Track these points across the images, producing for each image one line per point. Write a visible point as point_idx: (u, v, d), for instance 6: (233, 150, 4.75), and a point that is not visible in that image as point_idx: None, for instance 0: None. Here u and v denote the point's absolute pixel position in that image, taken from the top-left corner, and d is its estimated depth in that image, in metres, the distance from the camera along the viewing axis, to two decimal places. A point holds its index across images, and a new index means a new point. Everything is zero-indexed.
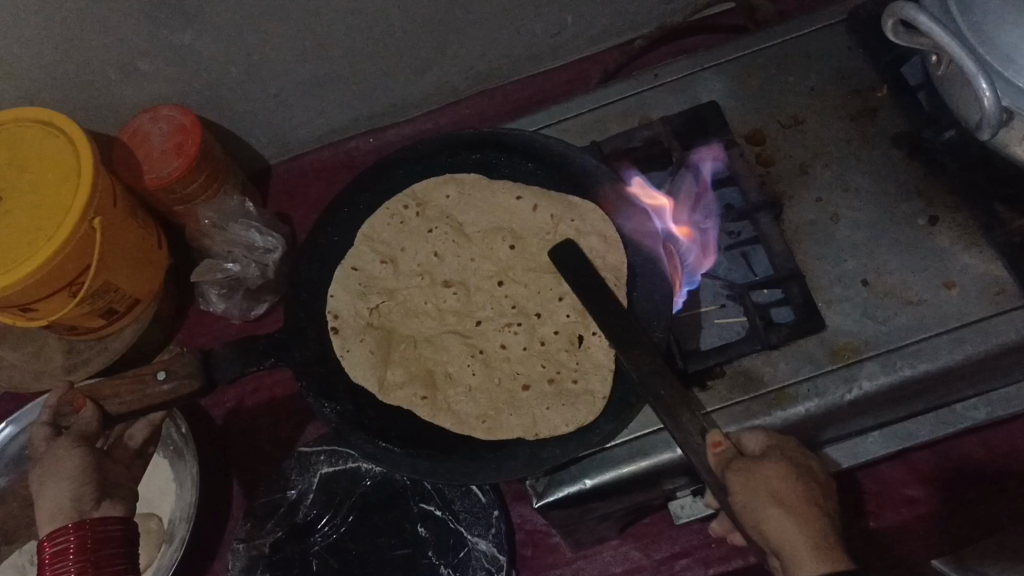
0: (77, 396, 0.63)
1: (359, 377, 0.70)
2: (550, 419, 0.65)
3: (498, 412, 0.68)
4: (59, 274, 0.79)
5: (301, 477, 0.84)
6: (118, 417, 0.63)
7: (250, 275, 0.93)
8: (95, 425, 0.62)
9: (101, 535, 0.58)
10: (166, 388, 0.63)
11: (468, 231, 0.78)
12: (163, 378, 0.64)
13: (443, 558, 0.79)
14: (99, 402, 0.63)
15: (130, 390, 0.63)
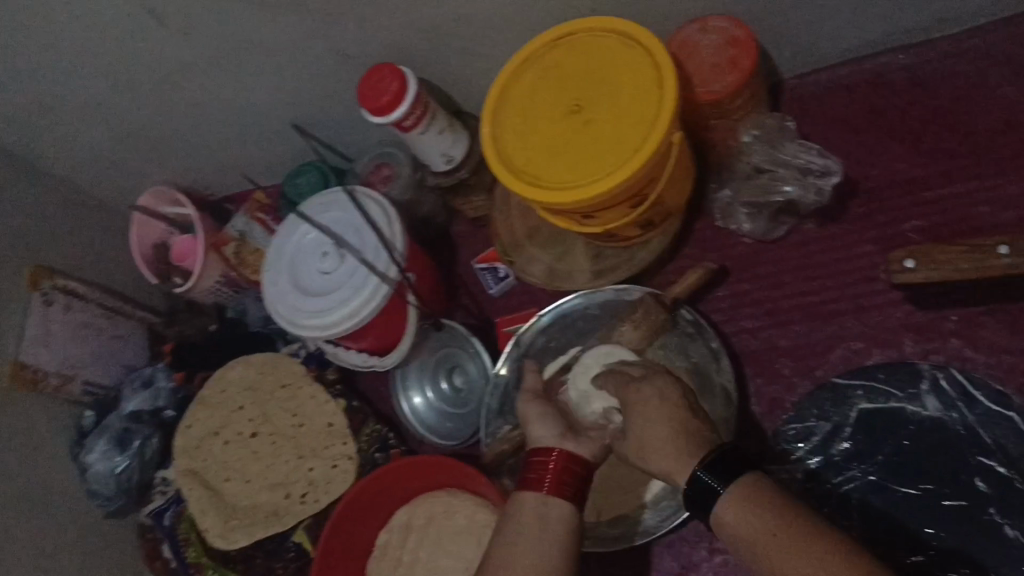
0: (915, 251, 0.68)
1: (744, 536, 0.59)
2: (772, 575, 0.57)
3: (811, 525, 0.57)
4: (635, 185, 0.81)
5: (838, 409, 0.84)
6: (945, 279, 0.67)
7: (807, 198, 0.87)
8: (917, 280, 0.68)
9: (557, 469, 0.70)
10: (916, 273, 0.68)
11: (241, 407, 1.06)
12: (911, 264, 0.68)
13: (1009, 518, 0.75)
14: (941, 261, 0.67)
15: (968, 260, 0.67)
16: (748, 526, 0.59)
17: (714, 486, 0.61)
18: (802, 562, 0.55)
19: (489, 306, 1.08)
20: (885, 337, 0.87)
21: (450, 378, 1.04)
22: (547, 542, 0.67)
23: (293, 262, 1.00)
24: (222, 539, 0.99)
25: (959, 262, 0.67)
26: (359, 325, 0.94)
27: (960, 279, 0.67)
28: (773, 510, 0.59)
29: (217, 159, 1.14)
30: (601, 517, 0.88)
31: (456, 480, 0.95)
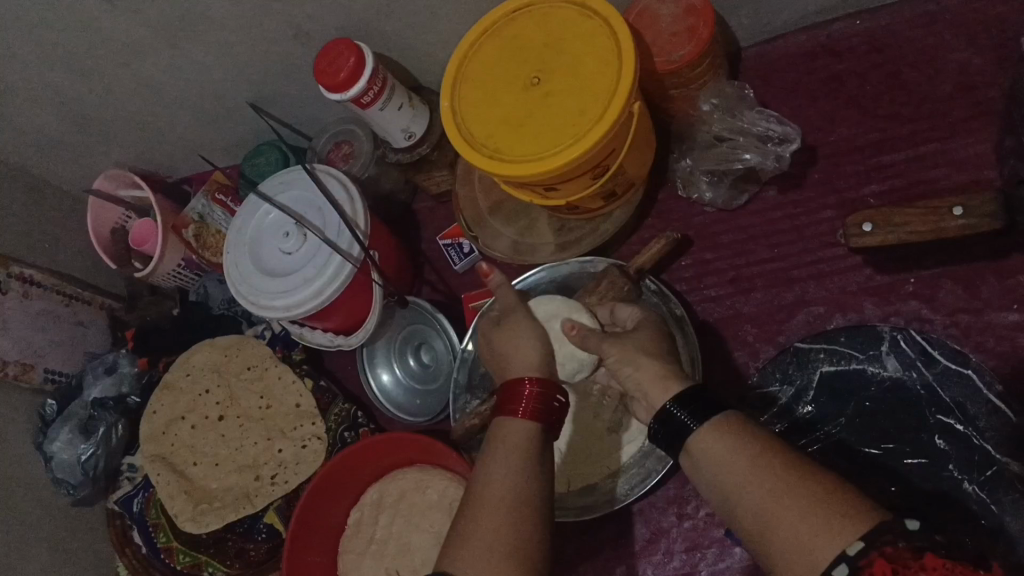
0: (873, 215, 0.69)
1: (711, 462, 0.60)
2: (747, 501, 0.57)
3: (786, 451, 0.59)
4: (595, 156, 0.81)
5: (800, 373, 0.85)
6: (901, 242, 0.68)
7: (767, 164, 0.87)
8: (873, 244, 0.69)
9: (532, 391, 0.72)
10: (873, 237, 0.69)
11: (207, 390, 1.05)
12: (868, 229, 0.69)
13: (967, 474, 0.76)
14: (896, 225, 0.68)
15: (922, 222, 0.68)
16: (718, 454, 0.60)
17: (686, 420, 0.63)
18: (770, 487, 0.56)
19: (455, 281, 1.08)
20: (846, 301, 0.88)
21: (417, 354, 1.04)
22: (529, 459, 0.67)
23: (255, 243, 0.99)
24: (193, 524, 0.98)
25: (915, 225, 0.68)
26: (323, 304, 0.93)
27: (915, 242, 0.68)
28: (750, 437, 0.60)
29: (174, 140, 1.12)
30: (571, 486, 0.89)
31: (426, 456, 0.95)
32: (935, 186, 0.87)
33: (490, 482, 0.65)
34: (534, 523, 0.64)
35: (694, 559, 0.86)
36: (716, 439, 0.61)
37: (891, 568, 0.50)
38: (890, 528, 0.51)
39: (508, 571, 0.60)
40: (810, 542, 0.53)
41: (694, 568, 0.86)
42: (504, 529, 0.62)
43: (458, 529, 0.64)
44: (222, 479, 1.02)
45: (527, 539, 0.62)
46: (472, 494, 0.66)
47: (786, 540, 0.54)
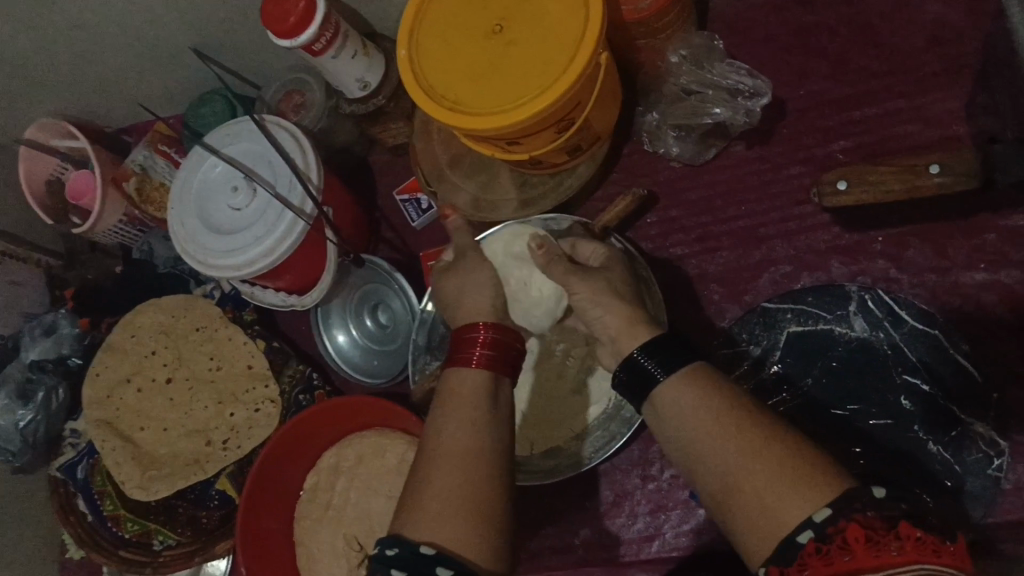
0: (848, 171, 0.67)
1: (678, 416, 0.56)
2: (713, 457, 0.53)
3: (756, 408, 0.55)
4: (560, 109, 0.77)
5: (767, 333, 0.84)
6: (875, 201, 0.67)
7: (737, 120, 0.84)
8: (847, 203, 0.67)
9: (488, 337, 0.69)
10: (846, 196, 0.67)
11: (153, 352, 1.01)
12: (843, 186, 0.67)
13: (932, 434, 0.76)
14: (871, 183, 0.67)
15: (898, 180, 0.66)
16: (687, 407, 0.56)
17: (652, 369, 0.59)
18: (740, 445, 0.52)
19: (412, 238, 1.04)
20: (813, 260, 0.87)
21: (374, 314, 1.00)
22: (485, 411, 0.64)
23: (201, 197, 0.94)
24: (140, 491, 0.94)
25: (889, 183, 0.66)
26: (275, 263, 0.89)
27: (890, 201, 0.66)
28: (718, 392, 0.56)
29: (112, 87, 1.06)
30: (534, 449, 0.87)
31: (384, 419, 0.93)
32: (906, 143, 0.86)
33: (446, 435, 0.62)
34: (494, 475, 0.61)
35: (658, 521, 0.85)
36: (684, 392, 0.57)
37: (866, 532, 0.46)
38: (858, 495, 0.48)
39: (462, 528, 0.57)
40: (774, 507, 0.50)
41: (658, 531, 0.85)
42: (463, 484, 0.59)
43: (414, 485, 0.61)
44: (172, 444, 0.98)
45: (488, 491, 0.60)
46: (427, 448, 0.63)
47: (749, 503, 0.51)
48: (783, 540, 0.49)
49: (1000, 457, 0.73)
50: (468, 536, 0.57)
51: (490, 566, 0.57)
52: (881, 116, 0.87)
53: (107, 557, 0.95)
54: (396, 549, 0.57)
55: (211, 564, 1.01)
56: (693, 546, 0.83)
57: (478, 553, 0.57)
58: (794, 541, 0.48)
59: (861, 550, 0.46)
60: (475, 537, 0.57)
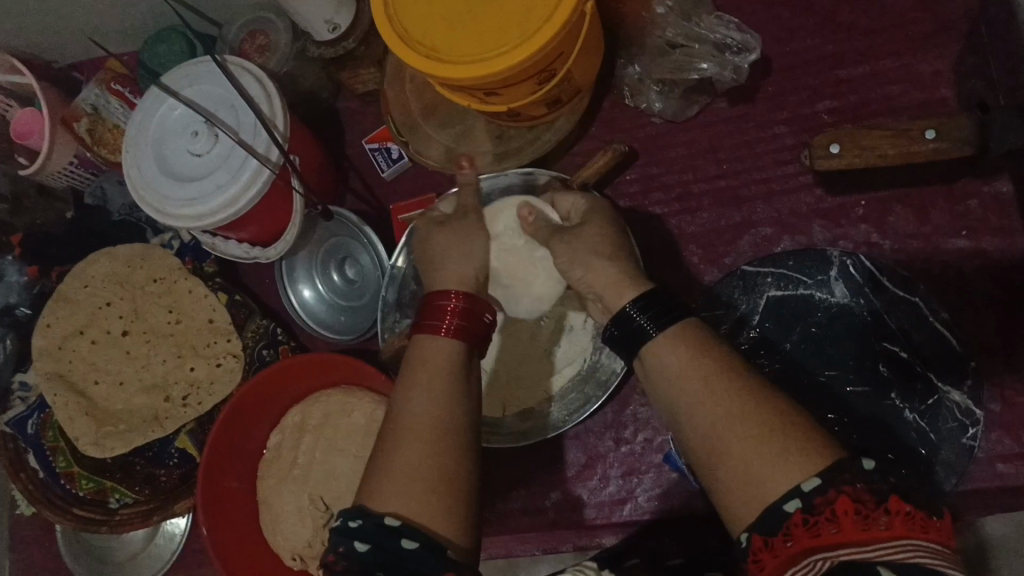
0: (842, 134, 0.65)
1: (668, 376, 0.55)
2: (702, 418, 0.52)
3: (750, 372, 0.53)
4: (543, 60, 0.74)
5: (747, 297, 0.82)
6: (868, 165, 0.65)
7: (725, 77, 0.82)
8: (840, 165, 0.65)
9: (462, 305, 0.66)
10: (839, 160, 0.65)
11: (107, 303, 0.96)
12: (837, 150, 0.65)
13: (909, 402, 0.76)
14: (864, 146, 0.65)
15: (893, 144, 0.64)
16: (677, 366, 0.54)
17: (646, 327, 0.57)
18: (729, 406, 0.51)
19: (382, 190, 1.00)
20: (794, 223, 0.85)
21: (341, 269, 0.97)
22: (452, 381, 0.62)
23: (157, 141, 0.88)
24: (97, 449, 0.90)
25: (883, 148, 0.64)
26: (239, 213, 0.85)
27: (884, 166, 0.64)
28: (709, 352, 0.55)
29: (61, 19, 0.99)
30: (507, 411, 0.85)
31: (352, 378, 0.90)
32: (893, 104, 0.84)
33: (410, 405, 0.60)
34: (460, 448, 0.59)
35: (631, 484, 0.85)
36: (676, 352, 0.55)
37: (854, 505, 0.45)
38: (848, 466, 0.46)
39: (428, 501, 0.55)
40: (762, 474, 0.48)
41: (630, 494, 0.85)
42: (428, 456, 0.57)
43: (377, 456, 0.59)
44: (128, 399, 0.94)
45: (455, 463, 0.58)
46: (391, 418, 0.61)
47: (733, 467, 0.49)
48: (769, 507, 0.47)
49: (974, 427, 0.74)
50: (433, 509, 0.55)
51: (454, 540, 0.55)
52: (869, 76, 0.85)
53: (60, 516, 0.91)
54: (358, 522, 0.55)
55: (171, 522, 0.99)
56: (666, 508, 0.83)
57: (443, 527, 0.55)
58: (780, 509, 0.47)
59: (849, 522, 0.44)
60: (440, 511, 0.55)
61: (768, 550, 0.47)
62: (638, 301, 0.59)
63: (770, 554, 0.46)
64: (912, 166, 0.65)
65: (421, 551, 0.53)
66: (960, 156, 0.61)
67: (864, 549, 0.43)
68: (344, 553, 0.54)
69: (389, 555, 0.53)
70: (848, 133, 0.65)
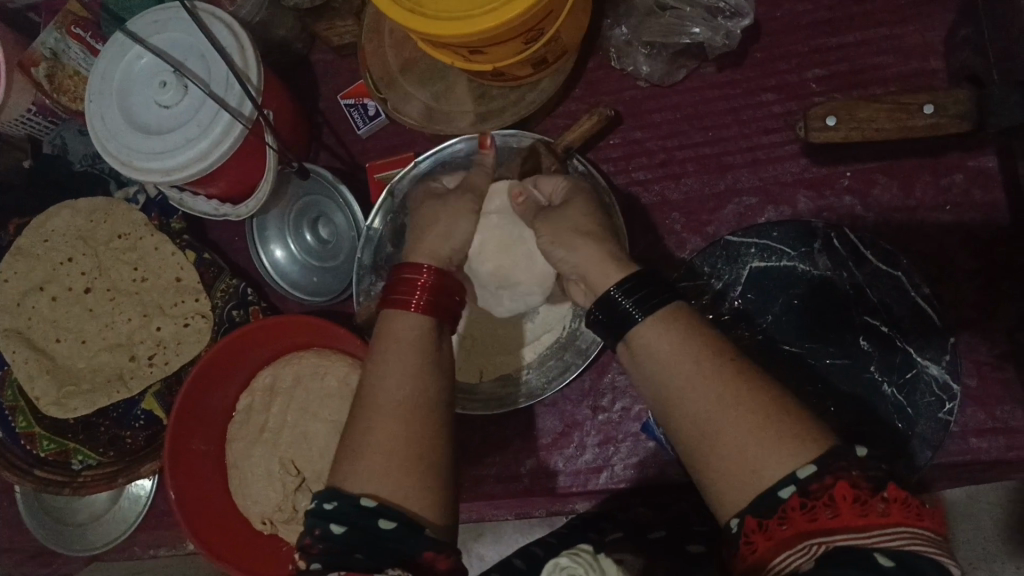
0: (838, 106, 0.66)
1: (656, 361, 0.55)
2: (693, 405, 0.52)
3: (740, 357, 0.54)
4: (531, 18, 0.71)
5: (730, 268, 0.81)
6: (865, 140, 0.66)
7: (716, 42, 0.80)
8: (837, 138, 0.66)
9: (432, 279, 0.64)
10: (835, 133, 0.66)
11: (68, 259, 0.92)
12: (832, 122, 0.66)
13: (887, 375, 0.76)
14: (862, 121, 0.65)
15: (890, 119, 0.65)
16: (666, 352, 0.55)
17: (630, 311, 0.57)
18: (722, 394, 0.52)
19: (357, 147, 0.97)
20: (778, 192, 0.84)
21: (314, 228, 0.94)
22: (421, 355, 0.60)
23: (122, 91, 0.84)
24: (57, 409, 0.88)
25: (882, 122, 0.65)
26: (209, 170, 0.82)
27: (880, 140, 0.66)
28: (696, 337, 0.55)
29: None
30: (483, 377, 0.84)
31: (324, 340, 0.88)
32: (882, 75, 0.83)
33: (384, 382, 0.58)
34: (435, 424, 0.57)
35: (607, 452, 0.84)
36: (663, 336, 0.55)
37: (853, 491, 0.46)
38: (842, 453, 0.48)
39: (406, 481, 0.54)
40: (755, 459, 0.49)
41: (607, 462, 0.84)
42: (403, 434, 0.56)
43: (350, 434, 0.57)
44: (90, 359, 0.91)
45: (430, 443, 0.56)
46: (363, 394, 0.59)
47: (729, 453, 0.50)
48: (764, 492, 0.49)
49: (951, 401, 0.74)
50: (414, 489, 0.54)
51: (431, 519, 0.55)
52: (859, 45, 0.84)
53: (21, 477, 0.89)
54: (336, 504, 0.53)
55: (136, 484, 0.97)
56: (643, 476, 0.83)
57: (420, 506, 0.54)
58: (776, 494, 0.48)
59: (847, 508, 0.45)
60: (415, 491, 0.54)
61: (763, 533, 0.48)
62: (622, 283, 0.58)
63: (765, 537, 0.48)
64: (908, 140, 0.66)
65: (401, 531, 0.52)
66: (960, 132, 0.62)
67: (860, 535, 0.45)
68: (321, 536, 0.52)
69: (369, 537, 0.52)
70: (846, 106, 0.66)
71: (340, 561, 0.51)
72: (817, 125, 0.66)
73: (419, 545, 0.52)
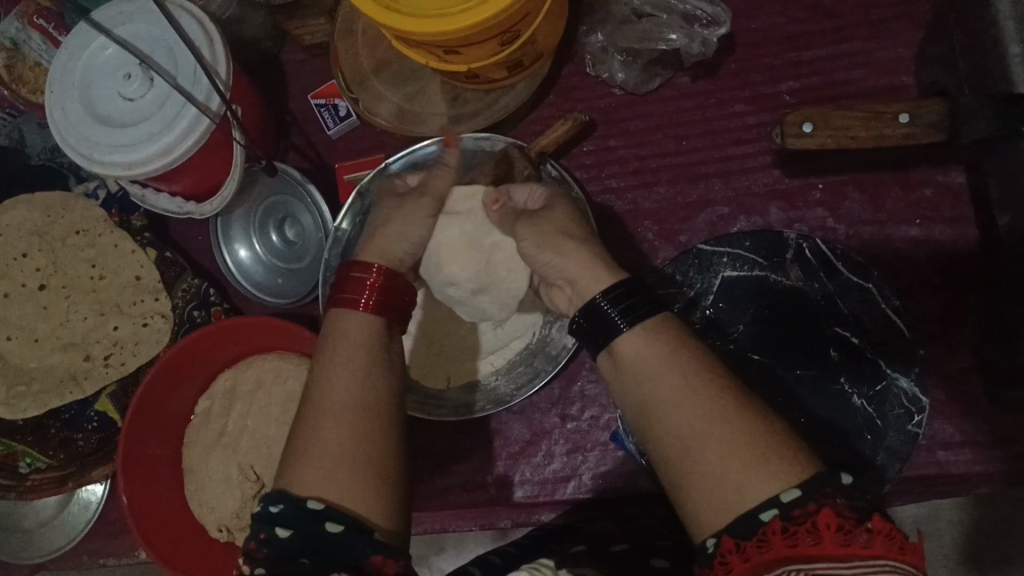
0: (815, 114, 0.67)
1: (643, 373, 0.54)
2: (680, 419, 0.52)
3: (726, 376, 0.53)
4: (508, 19, 0.70)
5: (702, 277, 0.81)
6: (840, 147, 0.67)
7: (693, 50, 0.80)
8: (814, 146, 0.67)
9: (379, 278, 0.62)
10: (812, 139, 0.67)
11: (21, 254, 0.89)
12: (809, 129, 0.67)
13: (857, 387, 0.76)
14: (838, 130, 0.66)
15: (866, 128, 0.66)
16: (655, 364, 0.54)
17: (614, 319, 0.56)
18: (711, 410, 0.51)
19: (326, 148, 0.96)
20: (751, 203, 0.84)
21: (281, 229, 0.92)
22: (370, 355, 0.59)
23: (85, 82, 0.82)
24: (5, 409, 0.85)
25: (857, 130, 0.66)
26: (172, 165, 0.80)
27: (855, 147, 0.67)
28: (685, 351, 0.54)
29: None
30: (451, 382, 0.82)
31: (288, 342, 0.86)
32: (854, 89, 0.83)
33: (333, 383, 0.57)
34: (388, 426, 0.56)
35: (575, 462, 0.83)
36: (653, 348, 0.54)
37: (837, 520, 0.45)
38: (829, 481, 0.47)
39: (364, 489, 0.53)
40: (737, 480, 0.49)
41: (575, 471, 0.83)
42: (352, 436, 0.54)
43: (300, 431, 0.55)
44: (43, 359, 0.87)
45: (380, 446, 0.55)
46: (310, 394, 0.57)
47: (713, 471, 0.49)
48: (743, 514, 0.48)
49: (919, 414, 0.74)
50: (363, 494, 0.53)
51: (381, 523, 0.53)
52: (832, 59, 0.84)
53: None
54: (281, 507, 0.52)
55: (87, 490, 0.93)
56: (611, 486, 0.82)
57: (370, 510, 0.53)
58: (757, 517, 0.47)
59: (829, 536, 0.44)
60: (371, 499, 0.53)
61: (739, 553, 0.47)
62: (610, 293, 0.57)
63: (742, 558, 0.47)
64: (881, 150, 0.67)
65: (350, 534, 0.51)
66: (932, 143, 0.64)
67: (838, 564, 0.43)
68: (266, 540, 0.51)
69: (316, 540, 0.51)
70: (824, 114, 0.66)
71: (284, 568, 0.50)
72: (794, 132, 0.67)
73: (370, 548, 0.51)
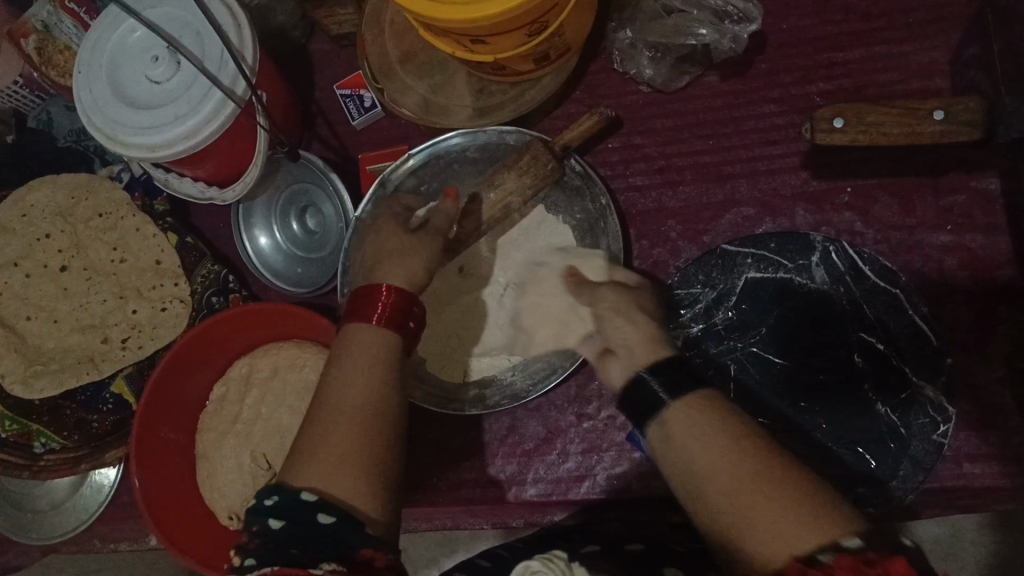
0: (847, 110, 0.66)
1: (681, 448, 0.53)
2: (717, 485, 0.50)
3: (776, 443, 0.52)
4: (535, 10, 0.69)
5: (725, 277, 0.80)
6: (871, 145, 0.65)
7: (722, 46, 0.80)
8: (845, 142, 0.66)
9: (396, 300, 0.61)
10: (843, 136, 0.66)
11: (44, 235, 0.89)
12: (840, 124, 0.65)
13: (881, 394, 0.75)
14: (869, 128, 0.65)
15: (898, 125, 0.64)
16: (693, 439, 0.53)
17: (656, 392, 0.56)
18: (752, 475, 0.49)
19: (350, 138, 0.95)
20: (777, 205, 0.83)
21: (302, 218, 0.92)
22: (381, 376, 0.57)
23: (113, 64, 0.82)
24: (22, 388, 0.84)
25: (889, 126, 0.65)
26: (196, 148, 0.80)
27: (887, 145, 0.65)
28: (729, 423, 0.53)
29: None
30: (467, 377, 0.82)
31: (302, 330, 0.85)
32: (887, 92, 0.82)
33: (337, 395, 0.55)
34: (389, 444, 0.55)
35: (590, 461, 0.82)
36: (694, 421, 0.53)
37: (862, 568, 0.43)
38: (865, 538, 0.45)
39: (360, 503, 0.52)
40: (764, 534, 0.47)
41: (589, 471, 0.82)
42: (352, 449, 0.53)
43: (303, 438, 0.54)
44: (62, 340, 0.87)
45: (377, 449, 0.54)
46: (317, 405, 0.56)
47: (744, 526, 0.47)
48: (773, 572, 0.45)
49: (946, 423, 0.72)
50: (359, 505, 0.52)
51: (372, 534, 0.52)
52: (864, 62, 0.83)
53: None
54: (276, 499, 0.51)
55: (100, 472, 0.93)
56: (626, 488, 0.81)
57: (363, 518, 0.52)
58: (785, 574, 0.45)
59: None
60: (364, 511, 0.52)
61: None
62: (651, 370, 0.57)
63: None
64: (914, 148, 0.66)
65: (340, 528, 0.50)
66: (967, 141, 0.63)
67: None
68: (257, 532, 0.50)
69: (308, 532, 0.49)
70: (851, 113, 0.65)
71: (272, 556, 0.48)
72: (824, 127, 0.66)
73: (359, 543, 0.50)
